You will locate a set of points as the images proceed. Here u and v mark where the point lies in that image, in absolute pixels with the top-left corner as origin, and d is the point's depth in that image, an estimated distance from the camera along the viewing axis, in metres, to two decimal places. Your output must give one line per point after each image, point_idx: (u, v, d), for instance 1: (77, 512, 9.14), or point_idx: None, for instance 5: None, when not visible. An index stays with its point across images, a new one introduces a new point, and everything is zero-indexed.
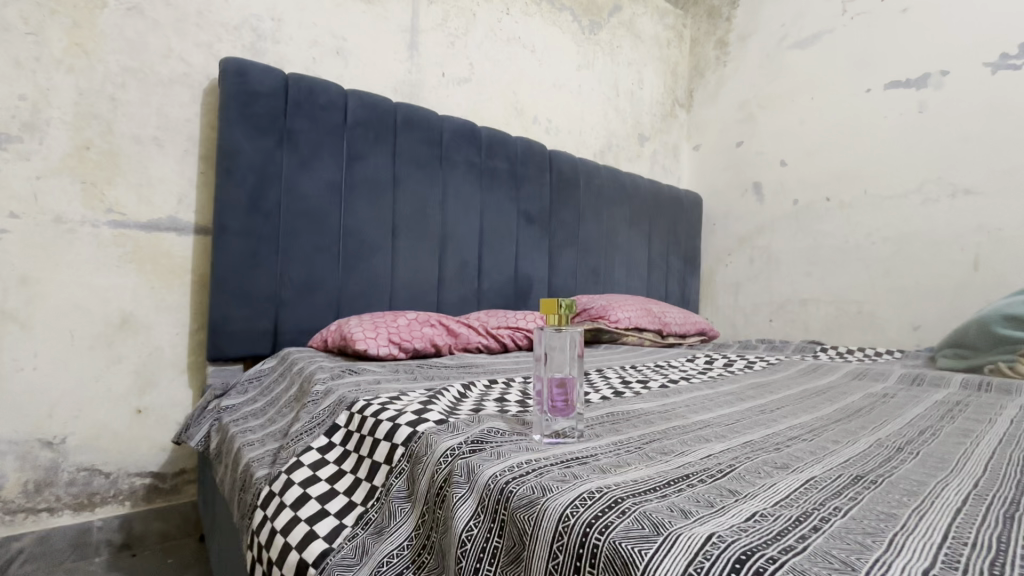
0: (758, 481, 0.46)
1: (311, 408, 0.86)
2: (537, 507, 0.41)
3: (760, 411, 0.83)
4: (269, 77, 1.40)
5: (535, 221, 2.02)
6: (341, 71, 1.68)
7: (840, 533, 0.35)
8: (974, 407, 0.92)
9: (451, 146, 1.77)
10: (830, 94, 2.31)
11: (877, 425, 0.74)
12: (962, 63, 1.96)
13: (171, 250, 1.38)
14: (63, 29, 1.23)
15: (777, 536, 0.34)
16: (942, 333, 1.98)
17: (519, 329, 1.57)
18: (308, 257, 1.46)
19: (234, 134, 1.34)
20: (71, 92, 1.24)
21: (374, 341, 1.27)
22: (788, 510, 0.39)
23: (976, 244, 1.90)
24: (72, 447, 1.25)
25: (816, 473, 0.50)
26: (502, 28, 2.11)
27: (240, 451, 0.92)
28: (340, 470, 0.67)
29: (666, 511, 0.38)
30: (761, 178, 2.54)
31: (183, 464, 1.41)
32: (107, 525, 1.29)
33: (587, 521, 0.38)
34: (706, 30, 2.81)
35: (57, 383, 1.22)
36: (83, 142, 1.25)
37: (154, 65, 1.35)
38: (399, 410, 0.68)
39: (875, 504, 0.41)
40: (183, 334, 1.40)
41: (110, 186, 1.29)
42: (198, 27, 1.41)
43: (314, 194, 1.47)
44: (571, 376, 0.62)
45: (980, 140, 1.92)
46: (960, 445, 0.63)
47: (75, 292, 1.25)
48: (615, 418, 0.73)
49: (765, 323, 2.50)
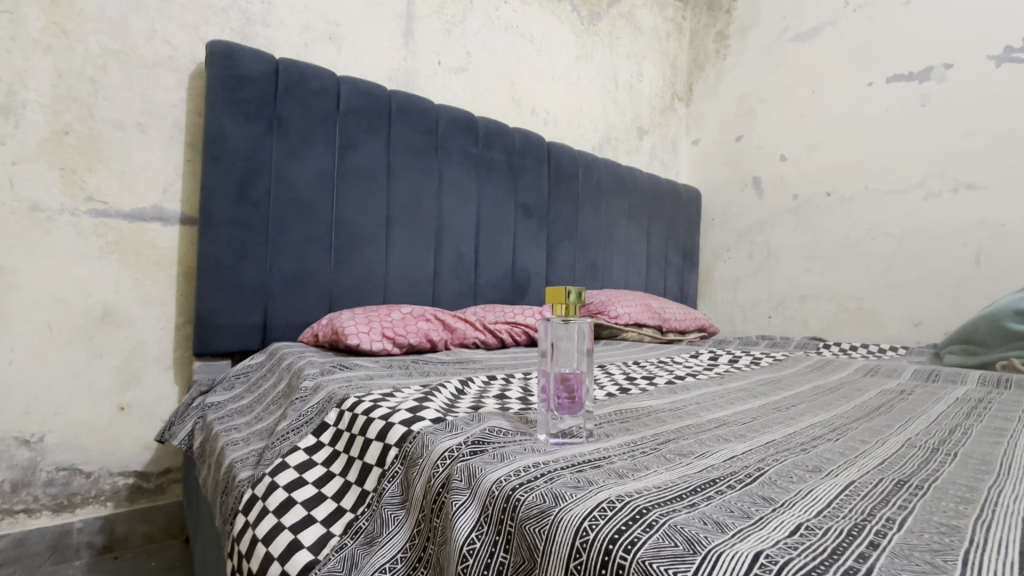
0: (793, 487, 0.42)
1: (300, 405, 0.81)
2: (550, 518, 0.36)
3: (775, 408, 0.79)
4: (258, 60, 1.33)
5: (533, 214, 1.97)
6: (333, 58, 1.62)
7: (904, 550, 0.31)
8: (997, 403, 0.88)
9: (447, 135, 1.71)
10: (832, 87, 2.27)
11: (903, 424, 0.70)
12: (965, 56, 1.92)
13: (155, 241, 1.32)
14: (41, 7, 1.17)
15: (831, 555, 0.30)
16: (943, 330, 1.94)
17: (518, 324, 1.52)
18: (298, 249, 1.40)
19: (221, 120, 1.28)
20: (49, 74, 1.18)
21: (366, 335, 1.21)
22: (836, 523, 0.35)
23: (978, 239, 1.87)
24: (50, 446, 1.19)
25: (855, 477, 0.45)
26: (499, 16, 2.05)
27: (224, 451, 0.86)
28: (329, 472, 0.61)
29: (698, 524, 0.34)
30: (761, 172, 2.50)
31: (168, 463, 1.36)
32: (88, 527, 1.23)
33: (610, 536, 0.33)
34: (706, 22, 2.76)
35: (33, 380, 1.16)
36: (61, 126, 1.19)
37: (137, 47, 1.28)
38: (392, 407, 0.63)
39: (931, 514, 0.37)
40: (169, 328, 1.34)
41: (90, 173, 1.23)
42: (184, 8, 1.35)
43: (305, 183, 1.41)
44: (578, 371, 0.57)
45: (983, 134, 1.88)
46: (997, 446, 0.59)
47: (53, 285, 1.18)
48: (624, 416, 0.68)
49: (764, 320, 2.47)
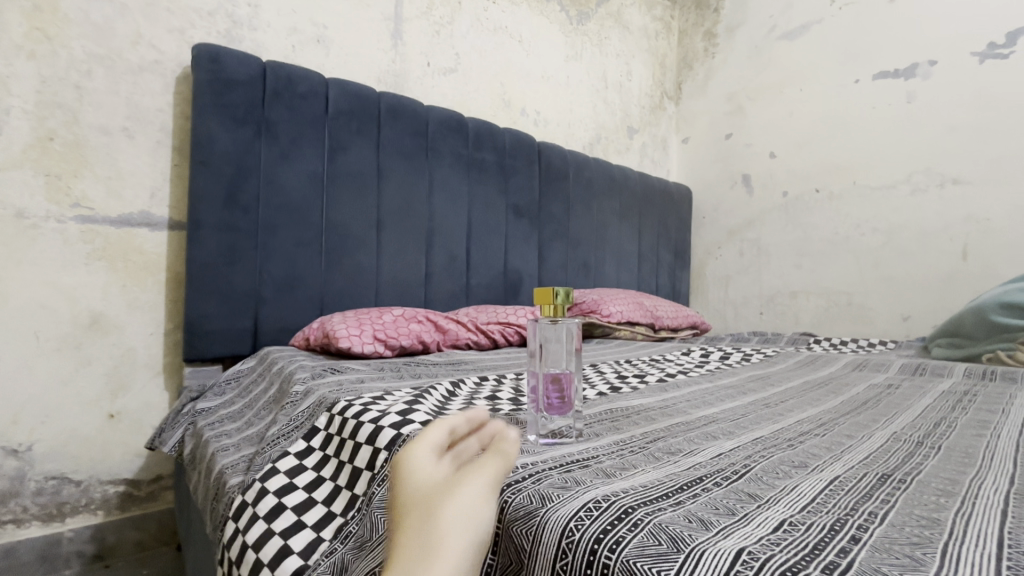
0: (779, 482, 0.42)
1: (290, 410, 0.81)
2: (536, 520, 0.36)
3: (764, 404, 0.79)
4: (246, 64, 1.32)
5: (524, 214, 1.97)
6: (322, 60, 1.61)
7: (885, 544, 0.31)
8: (983, 396, 0.89)
9: (437, 136, 1.71)
10: (819, 85, 2.29)
11: (890, 418, 0.70)
12: (948, 53, 1.95)
13: (144, 247, 1.31)
14: (22, 12, 1.15)
15: (813, 550, 0.30)
16: (931, 324, 1.97)
17: (510, 325, 1.52)
18: (288, 253, 1.40)
19: (209, 123, 1.26)
20: (32, 79, 1.16)
21: (358, 338, 1.21)
22: (819, 518, 0.35)
23: (964, 234, 1.89)
24: (39, 455, 1.17)
25: (839, 472, 0.46)
26: (488, 17, 2.05)
27: (214, 457, 0.86)
28: (319, 477, 0.61)
29: (683, 522, 0.34)
30: (750, 170, 2.51)
31: (159, 470, 1.35)
32: (78, 536, 1.22)
33: (595, 536, 0.33)
34: (694, 22, 2.77)
35: (20, 389, 1.15)
36: (46, 132, 1.18)
37: (122, 52, 1.27)
38: (381, 411, 0.63)
39: (911, 508, 0.37)
40: (158, 333, 1.33)
41: (76, 178, 1.21)
42: (169, 12, 1.34)
43: (296, 187, 1.41)
44: (567, 371, 0.57)
45: (967, 130, 1.90)
46: (980, 439, 0.60)
47: (40, 292, 1.17)
48: (615, 415, 0.69)
49: (755, 317, 2.48)
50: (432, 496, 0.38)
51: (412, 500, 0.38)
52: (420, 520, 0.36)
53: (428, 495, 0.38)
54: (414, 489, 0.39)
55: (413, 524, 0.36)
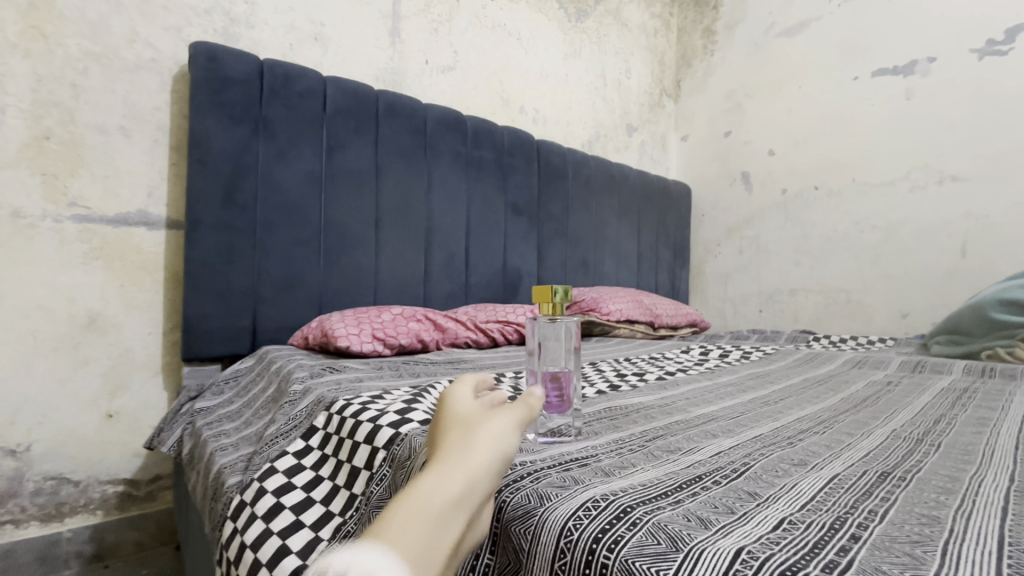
0: (778, 481, 0.42)
1: (288, 409, 0.80)
2: (534, 519, 0.36)
3: (763, 402, 0.79)
4: (243, 62, 1.32)
5: (522, 212, 1.97)
6: (320, 58, 1.61)
7: (885, 543, 0.31)
8: (982, 393, 0.89)
9: (435, 135, 1.70)
10: (818, 82, 2.29)
11: (890, 416, 0.70)
12: (947, 49, 1.95)
13: (141, 246, 1.31)
14: (18, 10, 1.14)
15: (812, 549, 0.30)
16: (930, 321, 1.97)
17: (509, 323, 1.52)
18: (287, 252, 1.39)
19: (206, 122, 1.26)
20: (28, 78, 1.16)
21: (357, 337, 1.21)
22: (818, 517, 0.35)
23: (963, 230, 1.89)
24: (37, 455, 1.17)
25: (839, 470, 0.45)
26: (486, 15, 2.04)
27: (213, 456, 0.86)
28: (317, 476, 0.61)
29: (682, 521, 0.34)
30: (749, 168, 2.51)
31: (158, 470, 1.35)
32: (77, 536, 1.22)
33: (593, 535, 0.33)
34: (693, 19, 2.77)
35: (18, 389, 1.14)
36: (42, 131, 1.17)
37: (119, 50, 1.26)
38: (380, 410, 0.63)
39: (911, 506, 0.37)
40: (157, 333, 1.33)
41: (73, 178, 1.21)
42: (166, 10, 1.33)
43: (294, 186, 1.40)
44: (566, 369, 0.57)
45: (965, 126, 1.90)
46: (980, 436, 0.60)
47: (37, 292, 1.16)
48: (614, 413, 0.69)
49: (754, 314, 2.48)
50: (472, 416, 0.42)
51: (454, 417, 0.42)
52: (464, 430, 0.40)
53: (469, 417, 0.42)
54: (452, 413, 0.43)
55: (457, 430, 0.40)
